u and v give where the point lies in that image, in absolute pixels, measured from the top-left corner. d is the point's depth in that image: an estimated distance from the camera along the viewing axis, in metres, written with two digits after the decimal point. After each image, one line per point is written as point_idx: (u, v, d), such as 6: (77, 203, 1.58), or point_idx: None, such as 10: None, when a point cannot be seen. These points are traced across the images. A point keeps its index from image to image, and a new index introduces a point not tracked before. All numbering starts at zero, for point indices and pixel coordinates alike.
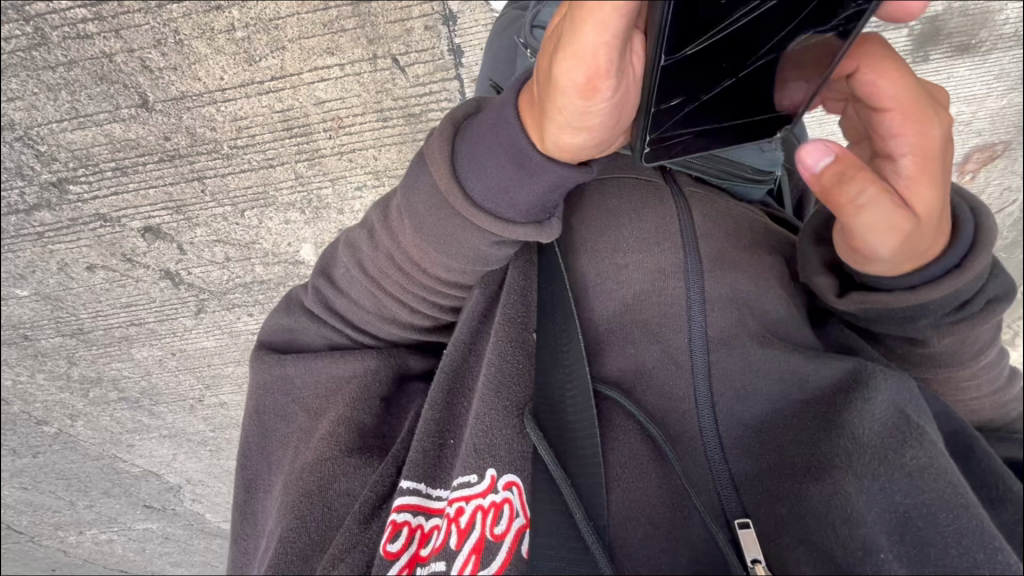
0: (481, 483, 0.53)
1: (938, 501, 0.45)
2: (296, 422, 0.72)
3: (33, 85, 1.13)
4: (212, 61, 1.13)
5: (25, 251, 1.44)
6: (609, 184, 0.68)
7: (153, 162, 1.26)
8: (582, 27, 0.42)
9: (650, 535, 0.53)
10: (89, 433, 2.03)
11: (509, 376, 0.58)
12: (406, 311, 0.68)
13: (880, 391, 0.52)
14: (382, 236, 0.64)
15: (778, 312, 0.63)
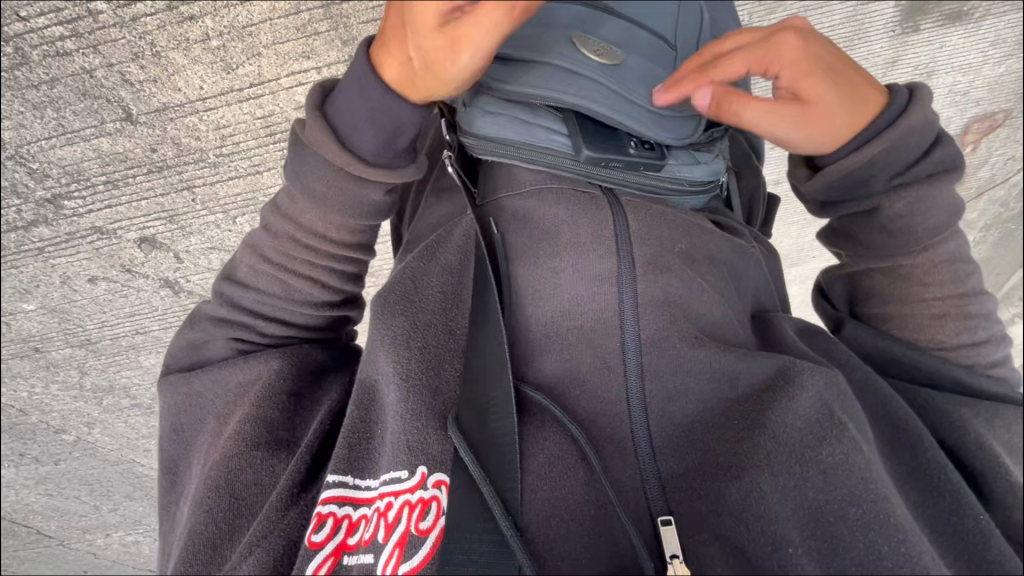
0: (411, 479, 0.56)
1: (849, 497, 0.52)
2: (206, 426, 0.73)
3: (19, 105, 1.14)
4: (190, 71, 1.13)
5: (28, 267, 1.47)
6: (546, 186, 0.68)
7: (142, 175, 1.28)
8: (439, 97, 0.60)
9: (572, 530, 0.60)
10: (107, 439, 2.09)
11: (443, 382, 0.61)
12: (317, 288, 0.71)
13: (806, 389, 0.58)
14: (277, 221, 0.68)
15: (711, 313, 0.67)
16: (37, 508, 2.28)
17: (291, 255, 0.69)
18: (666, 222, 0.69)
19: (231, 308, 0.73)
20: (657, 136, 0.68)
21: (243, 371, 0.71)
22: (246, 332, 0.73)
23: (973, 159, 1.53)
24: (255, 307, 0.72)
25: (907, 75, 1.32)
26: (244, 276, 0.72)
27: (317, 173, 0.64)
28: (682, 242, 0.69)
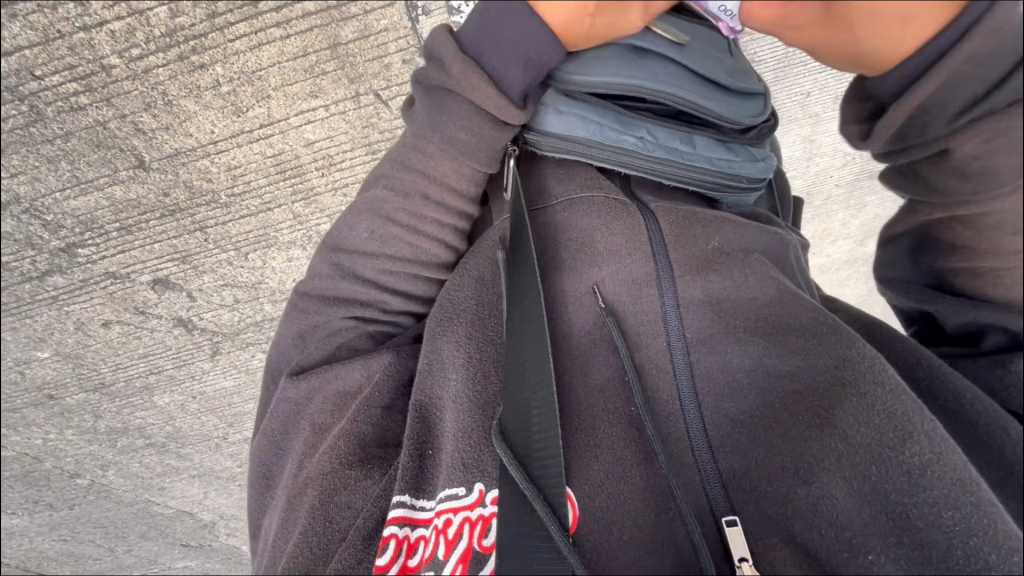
0: (471, 495, 0.59)
1: (942, 499, 0.48)
2: (297, 432, 0.72)
3: (34, 159, 1.17)
4: (201, 117, 1.15)
5: (42, 315, 1.47)
6: (577, 201, 0.74)
7: (155, 219, 1.30)
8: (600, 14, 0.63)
9: (636, 537, 0.55)
10: (121, 481, 2.08)
11: (491, 395, 0.64)
12: (439, 244, 0.76)
13: (881, 384, 0.54)
14: (413, 171, 0.72)
15: (766, 295, 0.66)
16: (51, 554, 2.27)
17: (420, 214, 0.73)
18: (698, 222, 0.73)
19: (355, 283, 0.75)
20: (705, 146, 0.75)
21: (343, 385, 0.71)
22: (366, 309, 0.76)
23: None
24: (379, 277, 0.75)
25: None
26: (369, 245, 0.74)
27: (460, 124, 0.69)
28: (716, 239, 0.71)
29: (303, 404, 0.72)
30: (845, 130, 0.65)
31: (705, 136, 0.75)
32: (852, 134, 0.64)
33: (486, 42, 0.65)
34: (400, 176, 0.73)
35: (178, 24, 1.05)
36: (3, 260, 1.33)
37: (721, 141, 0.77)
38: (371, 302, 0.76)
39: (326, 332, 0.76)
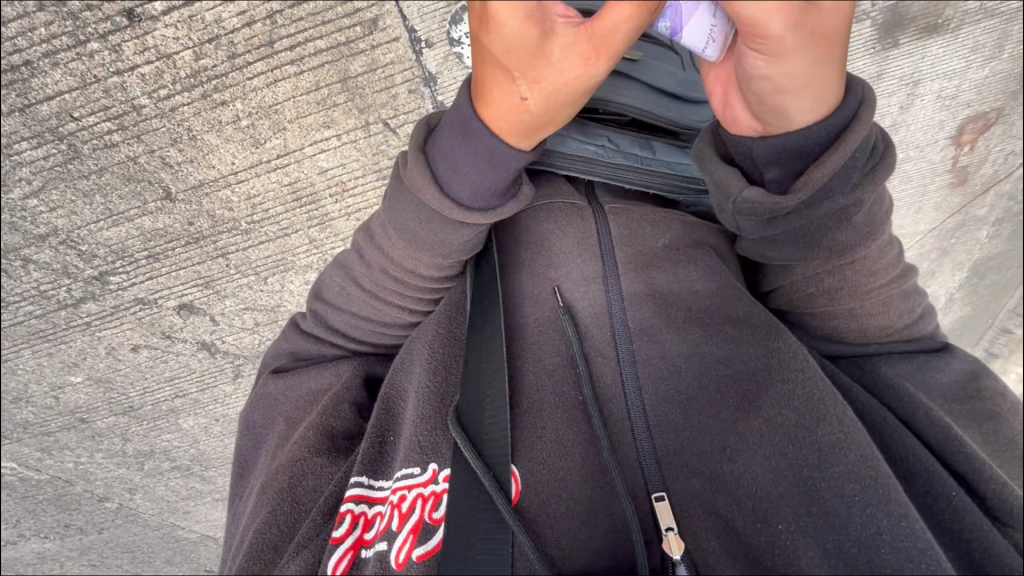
0: (423, 475, 0.63)
1: (848, 472, 0.53)
2: (276, 427, 0.79)
3: (71, 194, 1.25)
4: (222, 149, 1.23)
5: (76, 341, 1.56)
6: (539, 207, 0.76)
7: (181, 247, 1.38)
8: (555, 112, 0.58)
9: (573, 509, 0.58)
10: (148, 504, 2.13)
11: (451, 384, 0.69)
12: (406, 312, 0.77)
13: (799, 374, 0.61)
14: (373, 252, 0.73)
15: (708, 288, 0.72)
16: None
17: (383, 294, 0.75)
18: (646, 221, 0.76)
19: (328, 331, 0.80)
20: (664, 153, 0.83)
21: (317, 386, 0.78)
22: (340, 348, 0.81)
23: (974, 157, 1.55)
24: (350, 326, 0.79)
25: (893, 86, 1.38)
26: (338, 301, 0.78)
27: (413, 217, 0.67)
28: (665, 237, 0.76)
29: (281, 401, 0.80)
30: (752, 192, 0.62)
31: (663, 144, 0.83)
32: (766, 199, 0.61)
33: (448, 157, 0.63)
34: (367, 249, 0.74)
35: (202, 65, 1.13)
36: (42, 289, 1.42)
37: (679, 149, 0.85)
38: (343, 344, 0.80)
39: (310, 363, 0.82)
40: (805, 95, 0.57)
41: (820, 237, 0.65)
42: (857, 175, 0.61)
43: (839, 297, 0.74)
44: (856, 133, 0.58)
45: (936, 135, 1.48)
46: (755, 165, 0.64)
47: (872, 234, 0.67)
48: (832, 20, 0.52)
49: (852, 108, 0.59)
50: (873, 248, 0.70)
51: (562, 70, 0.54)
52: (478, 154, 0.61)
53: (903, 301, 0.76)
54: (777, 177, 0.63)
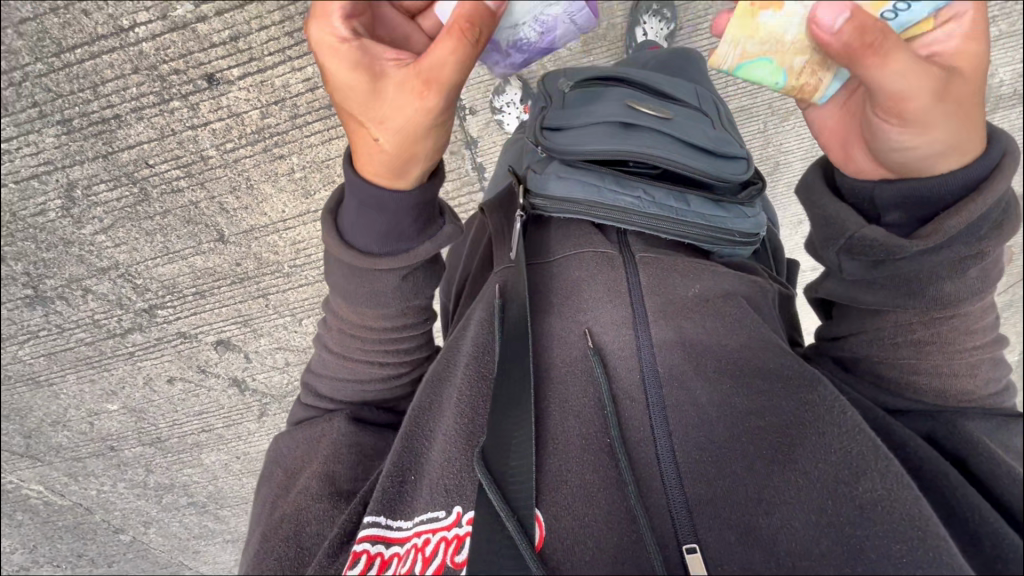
0: (448, 517, 0.61)
1: (890, 532, 0.53)
2: (276, 478, 0.78)
3: (135, 232, 1.36)
4: (276, 198, 1.33)
5: (117, 369, 1.63)
6: (571, 256, 0.78)
7: (227, 285, 1.46)
8: (419, 147, 0.62)
9: (598, 558, 0.54)
10: (160, 540, 2.13)
11: (474, 420, 0.66)
12: (376, 366, 0.82)
13: (829, 430, 0.60)
14: (335, 320, 0.80)
15: (738, 341, 0.71)
16: None
17: (348, 355, 0.80)
18: (676, 273, 0.76)
19: (314, 399, 0.83)
20: (699, 206, 0.80)
21: (315, 437, 0.79)
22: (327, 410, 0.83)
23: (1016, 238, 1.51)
24: (332, 390, 0.82)
25: None
26: (320, 368, 0.83)
27: (345, 277, 0.73)
28: (694, 287, 0.76)
29: (282, 456, 0.80)
30: (874, 232, 0.64)
31: (698, 196, 0.81)
32: (890, 241, 0.63)
33: (349, 213, 0.68)
34: (332, 319, 0.80)
35: (266, 122, 1.23)
36: (96, 318, 1.50)
37: (715, 201, 0.82)
38: (326, 406, 0.83)
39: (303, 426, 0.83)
40: (936, 148, 0.60)
41: (925, 286, 0.65)
42: (985, 228, 0.62)
43: (924, 351, 0.70)
44: (992, 191, 0.59)
45: None
46: (876, 206, 0.66)
47: (976, 292, 0.66)
48: (896, 84, 0.56)
49: (991, 163, 0.60)
50: (970, 304, 0.67)
51: (399, 105, 0.59)
52: (362, 203, 0.66)
53: (990, 367, 0.71)
54: (897, 219, 0.65)
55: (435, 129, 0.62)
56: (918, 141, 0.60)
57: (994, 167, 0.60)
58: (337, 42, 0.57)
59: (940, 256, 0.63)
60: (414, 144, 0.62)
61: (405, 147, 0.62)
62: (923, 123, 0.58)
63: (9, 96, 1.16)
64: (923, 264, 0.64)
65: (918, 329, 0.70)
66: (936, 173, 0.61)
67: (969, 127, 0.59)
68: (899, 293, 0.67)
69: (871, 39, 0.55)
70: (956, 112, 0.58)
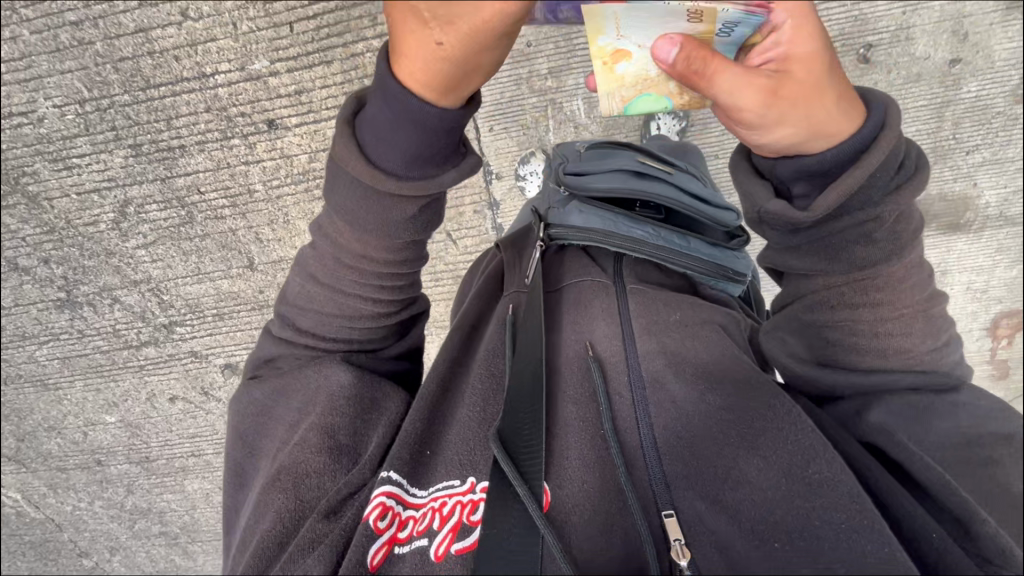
0: (462, 484, 0.64)
1: (832, 505, 0.53)
2: (264, 424, 0.74)
3: (173, 250, 1.45)
4: (308, 235, 1.43)
5: (124, 381, 1.67)
6: (568, 287, 0.79)
7: (246, 310, 1.53)
8: (483, 55, 0.55)
9: (590, 524, 0.58)
10: (122, 570, 2.05)
11: (492, 404, 0.69)
12: (373, 305, 0.72)
13: (787, 421, 0.59)
14: (323, 242, 0.69)
15: (712, 355, 0.69)
16: None
17: (338, 287, 0.70)
18: (658, 300, 0.75)
19: (296, 334, 0.74)
20: (701, 245, 0.82)
21: (303, 384, 0.72)
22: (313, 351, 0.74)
23: None
24: (317, 327, 0.73)
25: None
26: (298, 304, 0.74)
27: (346, 203, 0.64)
28: (674, 312, 0.74)
29: (268, 402, 0.75)
30: (775, 206, 0.60)
31: (699, 238, 0.83)
32: (787, 212, 0.59)
33: (376, 129, 0.59)
34: (317, 239, 0.70)
35: (312, 166, 1.36)
36: (117, 327, 1.57)
37: (715, 244, 0.84)
38: (308, 344, 0.74)
39: (284, 366, 0.76)
40: (799, 134, 0.57)
41: (861, 258, 0.61)
42: (882, 194, 0.57)
43: (858, 319, 0.63)
44: (876, 152, 0.55)
45: (970, 324, 1.46)
46: (783, 182, 0.62)
47: (891, 250, 0.60)
48: (728, 96, 0.56)
49: (866, 133, 0.56)
50: (890, 262, 0.61)
51: (473, 6, 0.51)
52: (398, 115, 0.57)
53: (927, 321, 0.63)
54: (806, 189, 0.60)
55: (494, 35, 0.54)
56: (772, 133, 0.58)
57: (872, 137, 0.56)
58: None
59: (848, 220, 0.59)
60: (477, 57, 0.55)
61: (468, 56, 0.54)
62: (762, 125, 0.57)
63: (94, 120, 1.31)
64: (835, 229, 0.60)
65: (846, 290, 0.63)
66: (811, 150, 0.57)
67: (829, 106, 0.56)
68: (823, 257, 0.62)
69: (696, 67, 0.57)
70: (804, 98, 0.55)
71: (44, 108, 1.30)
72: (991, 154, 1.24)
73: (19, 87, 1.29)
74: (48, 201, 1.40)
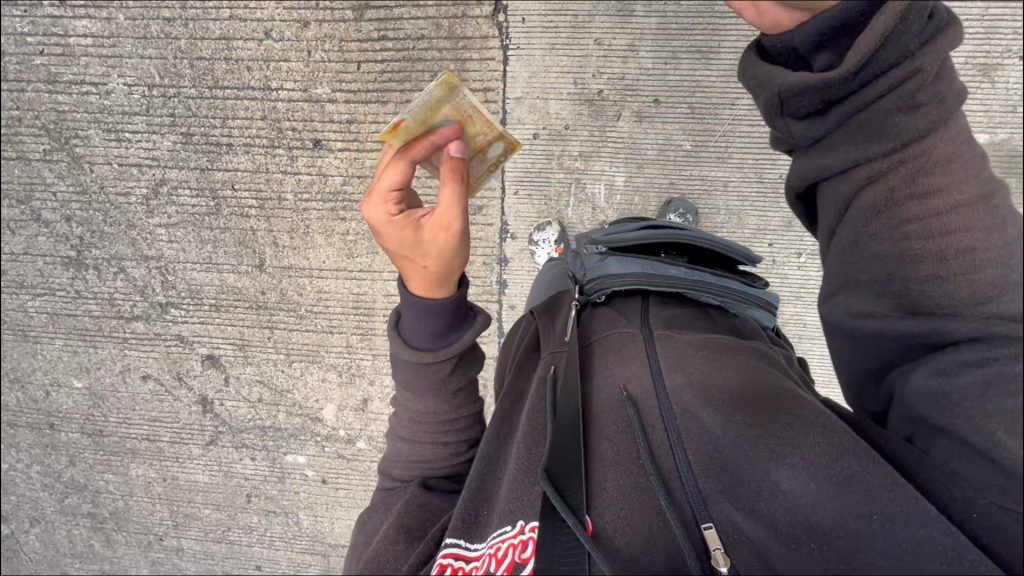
0: (513, 527, 0.62)
1: (874, 503, 0.52)
2: (355, 534, 0.80)
3: (191, 236, 1.51)
4: (322, 250, 1.48)
5: (103, 350, 1.68)
6: (606, 345, 0.79)
7: (243, 307, 1.56)
8: (457, 262, 0.72)
9: (636, 539, 0.56)
10: (36, 545, 1.96)
11: (534, 453, 0.68)
12: (441, 440, 0.80)
13: (820, 432, 0.58)
14: (398, 405, 0.81)
15: (738, 381, 0.67)
16: None
17: (409, 431, 0.80)
18: (678, 341, 0.74)
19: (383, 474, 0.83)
20: (729, 280, 0.92)
21: (388, 495, 0.80)
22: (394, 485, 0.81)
23: None
24: (397, 469, 0.81)
25: None
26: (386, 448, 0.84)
27: (405, 375, 0.77)
28: (700, 347, 0.73)
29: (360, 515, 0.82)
30: (797, 77, 0.57)
31: (725, 276, 0.93)
32: (809, 78, 0.56)
33: (407, 324, 0.75)
34: (395, 402, 0.82)
35: (342, 189, 1.43)
36: (114, 297, 1.60)
37: (741, 280, 0.94)
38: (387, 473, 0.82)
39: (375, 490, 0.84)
40: None
41: (899, 142, 0.54)
42: (915, 42, 0.52)
43: (912, 231, 0.55)
44: None
45: None
46: (803, 52, 0.59)
47: (935, 119, 0.54)
48: None
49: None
50: (934, 133, 0.54)
51: (438, 243, 0.69)
52: (421, 312, 0.74)
53: (987, 212, 0.53)
54: (828, 59, 0.58)
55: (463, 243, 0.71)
56: None
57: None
58: (388, 216, 0.69)
59: (877, 85, 0.54)
60: (456, 264, 0.72)
61: (456, 265, 0.72)
62: None
63: (156, 103, 1.41)
64: (868, 97, 0.54)
65: (894, 181, 0.56)
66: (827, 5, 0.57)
67: None
68: (857, 136, 0.56)
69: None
70: None
71: (115, 84, 1.41)
72: None
73: (98, 61, 1.40)
74: (90, 164, 1.47)
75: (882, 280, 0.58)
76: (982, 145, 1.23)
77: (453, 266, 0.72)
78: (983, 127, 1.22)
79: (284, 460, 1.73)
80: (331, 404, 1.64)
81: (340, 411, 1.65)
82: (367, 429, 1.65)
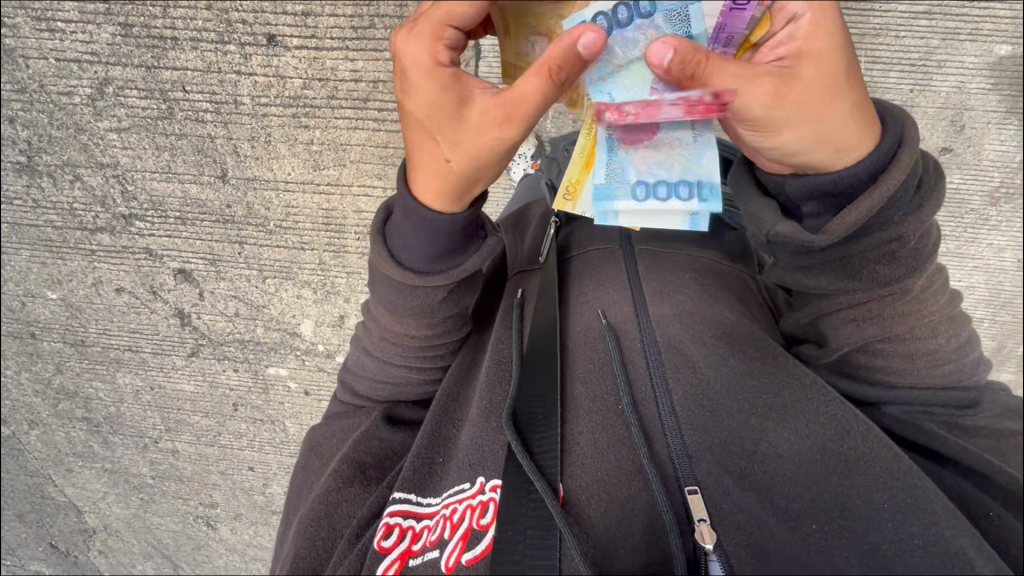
0: (473, 487, 0.70)
1: (884, 488, 0.58)
2: (311, 465, 0.85)
3: (146, 142, 1.41)
4: (287, 160, 1.40)
5: (73, 262, 1.63)
6: (587, 277, 0.83)
7: (209, 221, 1.50)
8: (488, 172, 0.64)
9: (608, 510, 0.61)
10: (38, 446, 2.04)
11: (499, 390, 0.74)
12: (416, 370, 0.83)
13: (823, 397, 0.64)
14: (372, 324, 0.81)
15: (728, 321, 0.73)
16: None
17: (385, 356, 0.81)
18: (663, 268, 0.81)
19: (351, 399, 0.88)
20: None
21: (348, 430, 0.85)
22: (354, 416, 0.86)
23: None
24: (369, 391, 0.86)
25: None
26: (354, 372, 0.87)
27: (385, 295, 0.74)
28: (688, 286, 0.78)
29: (315, 445, 0.87)
30: (786, 228, 0.62)
31: None
32: (797, 236, 0.62)
33: (405, 236, 0.70)
34: (370, 321, 0.81)
35: (303, 93, 1.32)
36: (74, 207, 1.53)
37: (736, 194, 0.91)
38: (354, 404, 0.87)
39: (335, 420, 0.88)
40: (799, 146, 0.58)
41: (896, 281, 0.63)
42: (897, 214, 0.60)
43: (889, 338, 0.66)
44: (890, 177, 0.58)
45: None
46: (791, 199, 0.63)
47: (917, 266, 0.63)
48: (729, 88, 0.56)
49: (886, 152, 0.58)
50: (915, 275, 0.63)
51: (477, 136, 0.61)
52: (421, 225, 0.68)
53: (949, 325, 0.67)
54: (816, 207, 0.62)
55: (498, 161, 0.64)
56: (777, 139, 0.58)
57: (890, 156, 0.59)
58: (435, 61, 0.59)
59: (868, 241, 0.61)
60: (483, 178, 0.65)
61: (481, 182, 0.66)
62: (767, 127, 0.57)
63: None
64: (857, 250, 0.62)
65: (877, 308, 0.65)
66: (824, 171, 0.60)
67: (844, 122, 0.57)
68: (842, 273, 0.64)
69: (691, 70, 0.56)
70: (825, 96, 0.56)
71: None
72: (956, 245, 1.28)
73: None
74: (24, 58, 1.34)
75: (847, 364, 0.71)
76: (1003, 57, 1.12)
77: (478, 180, 0.65)
78: (1006, 36, 1.11)
79: (267, 372, 1.76)
80: (308, 320, 1.64)
81: (317, 327, 1.65)
82: (345, 345, 1.66)
